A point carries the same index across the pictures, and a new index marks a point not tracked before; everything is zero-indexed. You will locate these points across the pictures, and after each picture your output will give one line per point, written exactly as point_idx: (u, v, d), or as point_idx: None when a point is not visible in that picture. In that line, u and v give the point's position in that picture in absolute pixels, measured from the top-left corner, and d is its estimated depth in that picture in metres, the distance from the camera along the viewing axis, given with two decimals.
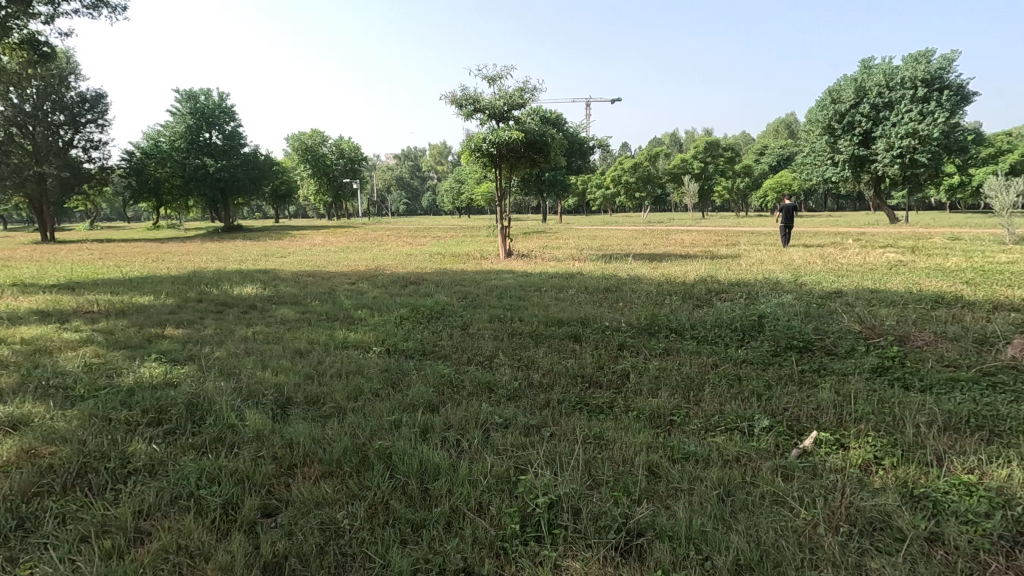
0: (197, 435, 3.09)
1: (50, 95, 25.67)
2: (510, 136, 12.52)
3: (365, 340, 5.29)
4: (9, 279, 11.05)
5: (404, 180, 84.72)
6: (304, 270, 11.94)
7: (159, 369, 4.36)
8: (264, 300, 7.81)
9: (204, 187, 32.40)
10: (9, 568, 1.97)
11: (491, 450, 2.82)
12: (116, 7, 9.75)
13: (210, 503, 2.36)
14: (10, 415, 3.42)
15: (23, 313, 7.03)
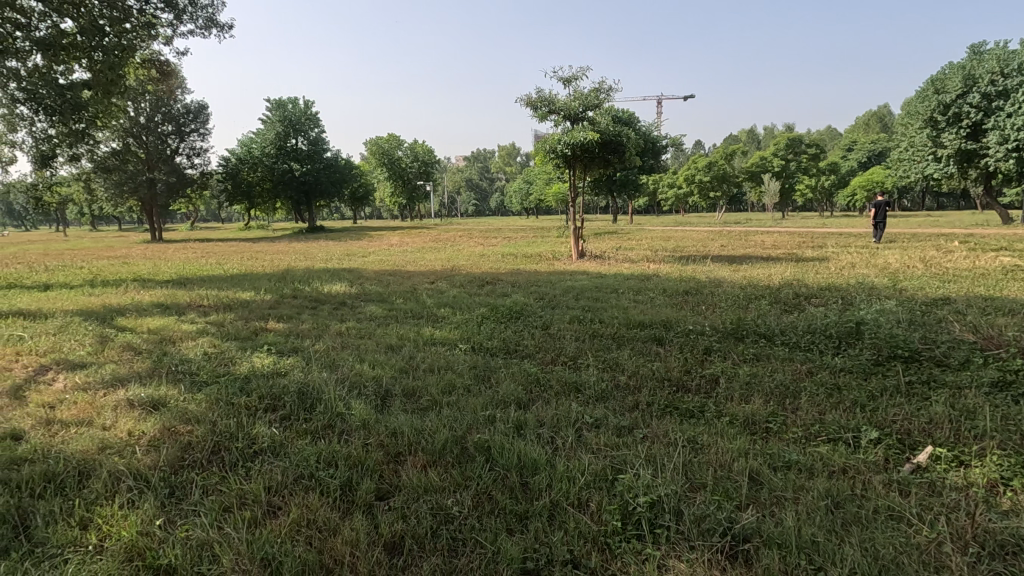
0: (310, 421, 3.35)
1: (161, 108, 28.25)
2: (585, 137, 12.44)
3: (450, 337, 5.49)
4: (129, 275, 12.32)
5: (474, 181, 85.91)
6: (385, 269, 12.48)
7: (268, 360, 4.75)
8: (351, 298, 8.26)
9: (290, 189, 34.78)
10: (169, 529, 2.24)
11: (585, 449, 2.89)
12: (225, 26, 10.56)
13: (330, 484, 2.57)
14: (150, 396, 3.86)
15: (146, 306, 7.82)
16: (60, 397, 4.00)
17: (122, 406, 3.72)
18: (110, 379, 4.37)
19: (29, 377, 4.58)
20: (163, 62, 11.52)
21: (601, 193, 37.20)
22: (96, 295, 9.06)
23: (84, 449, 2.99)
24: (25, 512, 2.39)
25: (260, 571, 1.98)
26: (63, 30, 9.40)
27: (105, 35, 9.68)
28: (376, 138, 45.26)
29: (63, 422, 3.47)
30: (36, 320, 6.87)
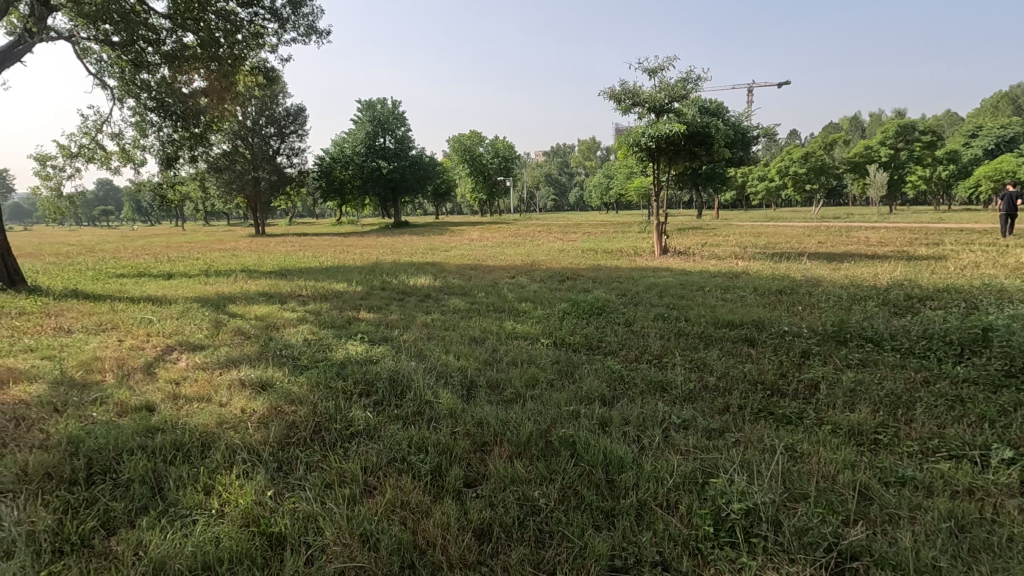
0: (401, 408, 3.50)
1: (265, 112, 30.60)
2: (671, 129, 12.00)
3: (531, 331, 5.52)
4: (237, 266, 13.47)
5: (553, 177, 85.66)
6: (467, 263, 12.78)
7: (361, 348, 5.02)
8: (436, 291, 8.52)
9: (378, 186, 36.42)
10: (278, 500, 2.43)
11: (673, 450, 2.81)
12: (323, 32, 11.19)
13: (421, 468, 2.67)
14: (259, 377, 4.21)
15: (252, 295, 8.52)
16: (184, 374, 4.46)
17: (235, 385, 4.08)
18: (225, 360, 4.80)
19: (158, 355, 5.13)
20: (269, 69, 12.42)
21: (684, 186, 35.87)
22: (210, 284, 9.97)
23: (206, 422, 3.32)
24: (160, 475, 2.69)
25: (359, 545, 2.10)
26: (185, 43, 10.38)
27: (220, 46, 10.54)
28: (458, 135, 46.24)
29: (187, 397, 3.87)
30: (163, 305, 7.69)
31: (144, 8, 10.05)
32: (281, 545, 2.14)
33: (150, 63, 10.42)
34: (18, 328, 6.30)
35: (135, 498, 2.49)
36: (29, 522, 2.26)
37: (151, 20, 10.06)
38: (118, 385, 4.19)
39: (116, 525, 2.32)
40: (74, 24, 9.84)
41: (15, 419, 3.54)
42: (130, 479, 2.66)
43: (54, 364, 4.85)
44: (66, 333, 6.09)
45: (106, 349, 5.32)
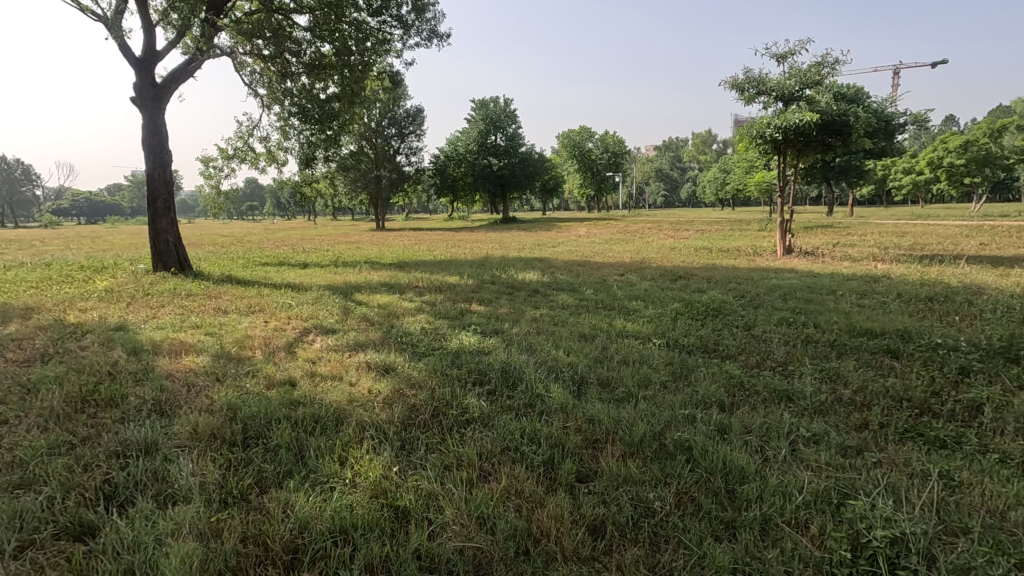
0: (513, 399, 3.60)
1: (388, 114, 32.76)
2: (801, 118, 11.05)
3: (642, 331, 5.40)
4: (361, 258, 14.55)
5: (664, 172, 82.58)
6: (575, 259, 12.76)
7: (474, 338, 5.21)
8: (544, 286, 8.60)
9: (488, 183, 37.37)
10: (402, 476, 2.60)
11: (802, 465, 2.61)
12: (443, 35, 11.71)
13: (534, 459, 2.73)
14: (383, 361, 4.54)
15: (375, 285, 9.18)
16: (319, 354, 4.93)
17: (363, 367, 4.44)
18: (353, 344, 5.23)
19: (298, 336, 5.71)
20: (393, 73, 13.23)
21: (813, 180, 32.88)
22: (338, 274, 10.88)
23: (339, 399, 3.64)
24: (302, 443, 2.99)
25: (477, 527, 2.19)
26: (323, 53, 11.37)
27: (352, 54, 11.46)
28: (567, 130, 46.13)
29: (322, 375, 4.28)
30: (300, 291, 8.55)
31: (289, 23, 11.16)
32: (406, 518, 2.30)
33: (293, 73, 11.55)
34: (188, 307, 7.34)
35: (283, 461, 2.79)
36: (201, 474, 2.63)
37: (296, 34, 11.13)
38: (266, 361, 4.73)
39: (267, 484, 2.62)
40: (235, 41, 11.17)
41: (188, 385, 4.12)
42: (278, 444, 2.99)
43: (216, 339, 5.58)
44: (224, 314, 6.97)
45: (256, 329, 6.01)
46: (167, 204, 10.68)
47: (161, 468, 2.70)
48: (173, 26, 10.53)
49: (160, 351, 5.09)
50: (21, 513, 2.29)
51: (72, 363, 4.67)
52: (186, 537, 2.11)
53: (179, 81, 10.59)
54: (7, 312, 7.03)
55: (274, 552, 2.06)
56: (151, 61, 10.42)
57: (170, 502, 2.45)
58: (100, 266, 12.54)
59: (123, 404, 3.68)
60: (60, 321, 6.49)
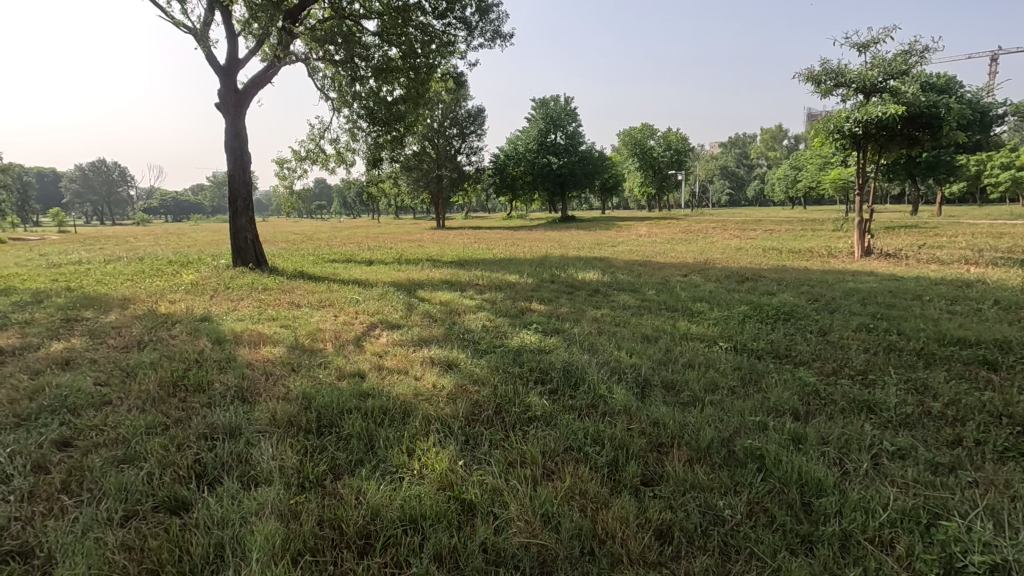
0: (575, 398, 3.59)
1: (450, 114, 33.43)
2: (884, 111, 10.35)
3: (708, 333, 5.24)
4: (423, 255, 14.90)
5: (730, 170, 79.60)
6: (636, 259, 12.55)
7: (534, 337, 5.23)
8: (605, 286, 8.51)
9: (548, 182, 37.35)
10: (467, 470, 2.65)
11: (886, 480, 2.46)
12: (506, 36, 11.78)
13: (598, 460, 2.71)
14: (447, 357, 4.64)
15: (437, 282, 9.39)
16: (385, 348, 5.11)
17: (427, 362, 4.56)
18: (417, 339, 5.38)
19: (365, 330, 5.94)
20: (457, 74, 13.44)
21: (895, 177, 30.69)
22: (401, 271, 11.19)
23: (405, 393, 3.75)
24: (372, 434, 3.11)
25: (542, 525, 2.20)
26: (389, 57, 11.73)
27: (417, 57, 11.72)
28: (629, 128, 45.33)
29: (389, 368, 4.43)
30: (366, 287, 8.86)
31: (359, 29, 11.57)
32: (472, 511, 2.34)
33: (361, 76, 11.95)
34: (264, 300, 7.78)
35: (354, 449, 2.91)
36: (280, 458, 2.79)
37: (365, 39, 11.52)
38: (336, 353, 4.94)
39: (340, 472, 2.74)
40: (309, 48, 11.71)
41: (266, 374, 4.37)
42: (350, 433, 3.12)
43: (290, 332, 5.89)
44: (297, 308, 7.33)
45: (326, 322, 6.29)
46: (246, 203, 11.36)
47: (244, 451, 2.88)
48: (253, 35, 11.18)
49: (241, 341, 5.43)
50: (126, 486, 2.51)
51: (164, 350, 5.06)
52: (268, 517, 2.25)
53: (258, 87, 11.22)
54: (108, 303, 7.71)
55: (348, 536, 2.15)
56: (234, 69, 11.10)
57: (253, 483, 2.62)
58: (186, 261, 13.49)
59: (210, 390, 3.96)
60: (153, 311, 7.05)
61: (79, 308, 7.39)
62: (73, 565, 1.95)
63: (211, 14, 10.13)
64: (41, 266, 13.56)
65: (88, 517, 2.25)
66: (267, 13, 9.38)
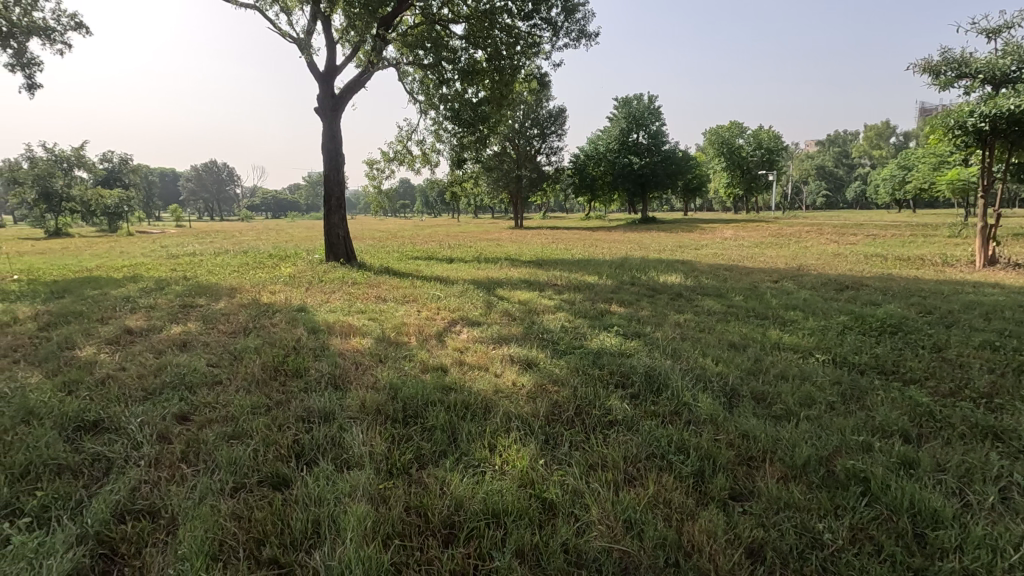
0: (658, 404, 3.49)
1: (531, 115, 33.70)
2: (1019, 104, 9.22)
3: (802, 343, 4.92)
4: (502, 255, 15.07)
5: (828, 169, 74.18)
6: (722, 263, 12.01)
7: (615, 340, 5.15)
8: (688, 290, 8.22)
9: (628, 182, 36.59)
10: (547, 469, 2.66)
11: (1017, 518, 2.19)
12: (592, 35, 11.66)
13: (683, 469, 2.63)
14: (526, 356, 4.67)
15: (516, 281, 9.47)
16: (466, 344, 5.22)
17: (506, 359, 4.61)
18: (497, 337, 5.46)
19: (447, 326, 6.12)
20: (541, 74, 13.48)
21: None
22: (481, 270, 11.39)
23: (486, 389, 3.82)
24: (454, 427, 3.19)
25: (624, 530, 2.17)
26: (475, 59, 11.98)
27: (503, 59, 11.89)
28: (716, 127, 43.48)
29: (470, 364, 4.53)
30: (447, 284, 9.11)
31: (447, 33, 11.92)
32: (553, 510, 2.34)
33: (448, 79, 12.28)
34: (353, 294, 8.21)
35: (437, 441, 3.00)
36: (370, 444, 2.93)
37: (453, 43, 11.85)
38: (420, 347, 5.12)
39: (425, 461, 2.83)
40: (400, 53, 12.21)
41: (356, 363, 4.61)
42: (433, 425, 3.23)
43: (377, 324, 6.18)
44: (383, 302, 7.68)
45: (410, 317, 6.54)
46: (339, 201, 12.04)
47: (337, 435, 3.06)
48: (350, 42, 11.83)
49: (334, 332, 5.77)
50: (234, 460, 2.74)
51: (267, 336, 5.48)
52: (360, 499, 2.37)
53: (353, 92, 11.85)
54: (218, 291, 8.46)
55: (433, 524, 2.22)
56: (332, 75, 11.81)
57: (346, 465, 2.77)
58: (285, 255, 14.50)
59: (307, 375, 4.24)
60: (257, 300, 7.66)
61: (194, 295, 8.17)
62: (193, 528, 2.16)
63: (313, 23, 10.85)
64: (163, 257, 15.13)
65: (204, 486, 2.48)
66: (364, 21, 9.89)
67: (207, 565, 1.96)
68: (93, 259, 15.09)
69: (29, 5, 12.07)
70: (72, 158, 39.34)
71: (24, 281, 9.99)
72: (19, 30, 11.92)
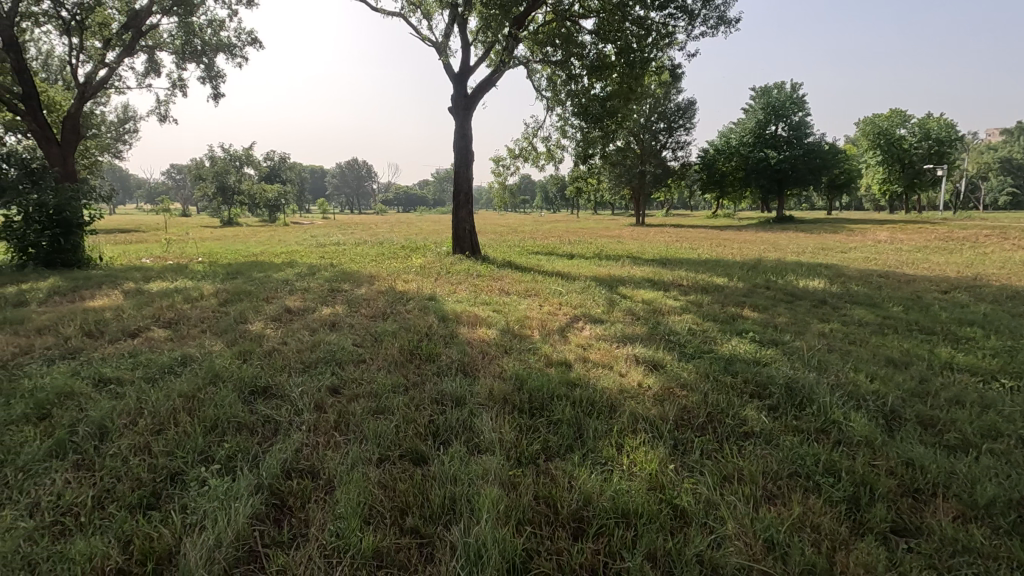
0: (801, 419, 3.22)
1: (658, 108, 32.62)
2: None
3: (982, 365, 4.24)
4: (623, 252, 14.79)
5: (1016, 162, 62.98)
6: (876, 268, 10.74)
7: (749, 346, 4.82)
8: (833, 297, 7.47)
9: (763, 178, 34.00)
10: (678, 475, 2.57)
11: None
12: (732, 21, 10.94)
13: (833, 493, 2.40)
14: (652, 357, 4.55)
15: (639, 279, 9.23)
16: (589, 341, 5.20)
17: (631, 359, 4.53)
18: (620, 336, 5.38)
19: (569, 322, 6.14)
20: (673, 66, 12.95)
21: None
22: (602, 267, 11.25)
23: (611, 388, 3.78)
24: (580, 423, 3.20)
25: (764, 551, 2.03)
26: (605, 54, 11.82)
27: (634, 52, 11.61)
28: (872, 116, 38.79)
29: (593, 361, 4.51)
30: (568, 280, 9.14)
31: (577, 28, 11.90)
32: (685, 518, 2.26)
33: (576, 75, 12.25)
34: (478, 285, 8.56)
35: (563, 435, 3.03)
36: (499, 431, 3.04)
37: (582, 37, 11.78)
38: (544, 341, 5.20)
39: (552, 453, 2.88)
40: (530, 51, 12.42)
41: (483, 353, 4.80)
42: (559, 418, 3.26)
43: (501, 316, 6.38)
44: (507, 295, 7.89)
45: (533, 311, 6.67)
46: (467, 196, 12.57)
47: (468, 420, 3.21)
48: (483, 43, 12.26)
49: (462, 321, 6.07)
50: (379, 434, 3.00)
51: (402, 322, 5.90)
52: (491, 483, 2.47)
53: (483, 91, 12.29)
54: (359, 278, 9.27)
55: (562, 516, 2.25)
56: (465, 76, 12.33)
57: (477, 449, 2.90)
58: (416, 246, 15.48)
59: (439, 361, 4.50)
60: (393, 288, 8.27)
61: (340, 280, 9.03)
62: (347, 490, 2.39)
63: (451, 26, 11.39)
64: (314, 245, 16.90)
65: (354, 454, 2.74)
66: (498, 22, 10.18)
67: (360, 526, 2.16)
68: (258, 246, 17.27)
69: (218, 25, 14.02)
70: (242, 157, 45.23)
71: (207, 263, 11.71)
72: (209, 47, 13.92)
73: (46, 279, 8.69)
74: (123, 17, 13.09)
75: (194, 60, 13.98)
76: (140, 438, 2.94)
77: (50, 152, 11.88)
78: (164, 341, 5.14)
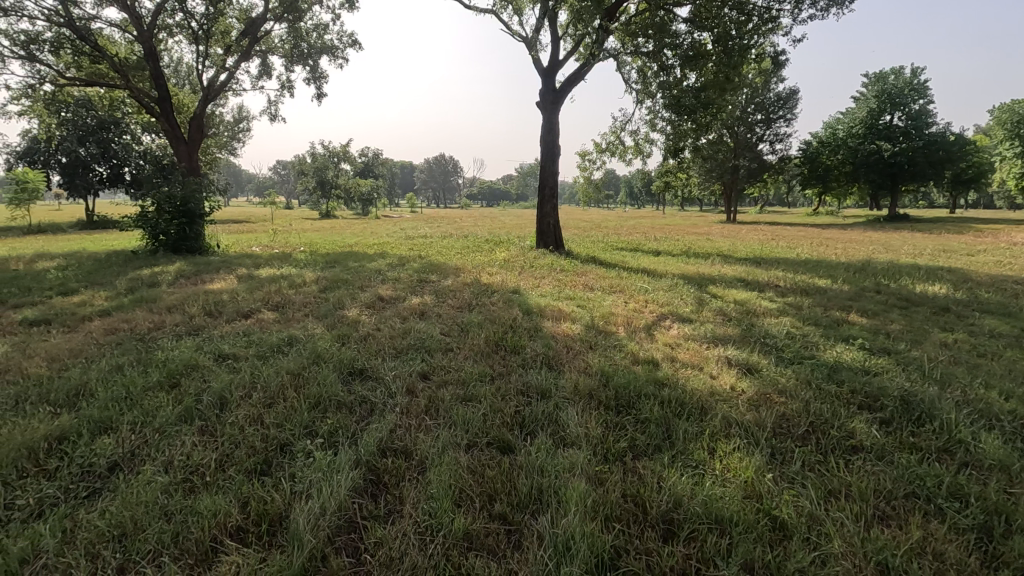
0: (919, 436, 2.93)
1: (756, 99, 30.80)
2: None
3: None
4: (713, 250, 14.15)
5: None
6: (1011, 274, 9.51)
7: (857, 354, 4.45)
8: (958, 304, 6.70)
9: (874, 172, 31.16)
10: (776, 485, 2.43)
11: None
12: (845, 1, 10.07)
13: (959, 520, 2.17)
14: (746, 360, 4.32)
15: (731, 279, 8.79)
16: (677, 341, 5.03)
17: (723, 361, 4.33)
18: (711, 336, 5.16)
19: (655, 320, 5.97)
20: (775, 52, 12.14)
21: None
22: (690, 265, 10.84)
23: (701, 389, 3.63)
24: (668, 424, 3.11)
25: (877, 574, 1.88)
26: (700, 42, 11.31)
27: (732, 39, 11.01)
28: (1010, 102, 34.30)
29: (682, 361, 4.36)
30: (655, 278, 8.88)
31: (671, 17, 11.45)
32: (785, 531, 2.13)
33: (669, 66, 11.81)
34: (562, 280, 8.52)
35: (651, 435, 2.96)
36: (586, 426, 3.02)
37: (677, 26, 11.33)
38: (629, 338, 5.10)
39: (639, 452, 2.82)
40: (621, 43, 12.14)
41: (567, 348, 4.78)
42: (646, 418, 3.18)
43: (586, 312, 6.32)
44: (591, 290, 7.80)
45: (618, 307, 6.55)
46: (552, 190, 12.55)
47: (554, 413, 3.22)
48: (573, 36, 12.14)
49: (546, 315, 6.08)
50: (468, 421, 3.08)
51: (487, 314, 6.02)
52: (578, 476, 2.46)
53: (572, 85, 12.20)
54: (446, 270, 9.54)
55: (651, 517, 2.20)
56: (554, 70, 12.29)
57: (563, 442, 2.89)
58: (500, 240, 15.71)
59: (523, 353, 4.54)
60: (478, 280, 8.44)
61: (429, 272, 9.34)
62: (437, 472, 2.48)
63: (541, 21, 11.39)
64: (404, 237, 17.61)
65: (444, 438, 2.83)
66: (590, 14, 10.03)
67: (450, 507, 2.24)
68: (354, 237, 18.29)
69: (322, 29, 14.92)
70: (340, 153, 47.96)
71: (308, 252, 12.54)
72: (314, 49, 14.85)
73: (174, 263, 9.71)
74: (242, 24, 14.29)
75: (301, 62, 14.98)
76: (254, 409, 3.22)
77: (179, 150, 13.21)
78: (272, 323, 5.58)
